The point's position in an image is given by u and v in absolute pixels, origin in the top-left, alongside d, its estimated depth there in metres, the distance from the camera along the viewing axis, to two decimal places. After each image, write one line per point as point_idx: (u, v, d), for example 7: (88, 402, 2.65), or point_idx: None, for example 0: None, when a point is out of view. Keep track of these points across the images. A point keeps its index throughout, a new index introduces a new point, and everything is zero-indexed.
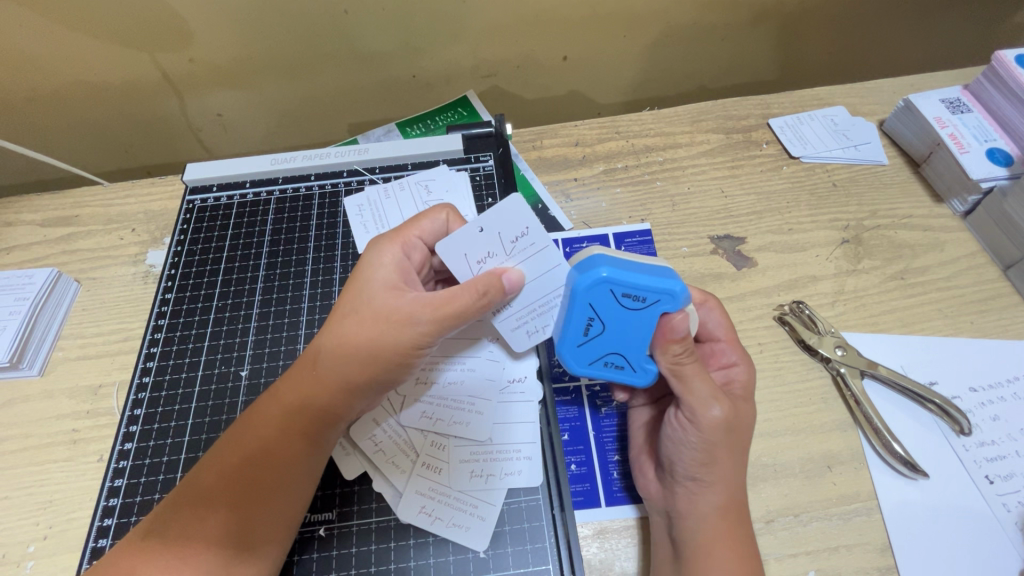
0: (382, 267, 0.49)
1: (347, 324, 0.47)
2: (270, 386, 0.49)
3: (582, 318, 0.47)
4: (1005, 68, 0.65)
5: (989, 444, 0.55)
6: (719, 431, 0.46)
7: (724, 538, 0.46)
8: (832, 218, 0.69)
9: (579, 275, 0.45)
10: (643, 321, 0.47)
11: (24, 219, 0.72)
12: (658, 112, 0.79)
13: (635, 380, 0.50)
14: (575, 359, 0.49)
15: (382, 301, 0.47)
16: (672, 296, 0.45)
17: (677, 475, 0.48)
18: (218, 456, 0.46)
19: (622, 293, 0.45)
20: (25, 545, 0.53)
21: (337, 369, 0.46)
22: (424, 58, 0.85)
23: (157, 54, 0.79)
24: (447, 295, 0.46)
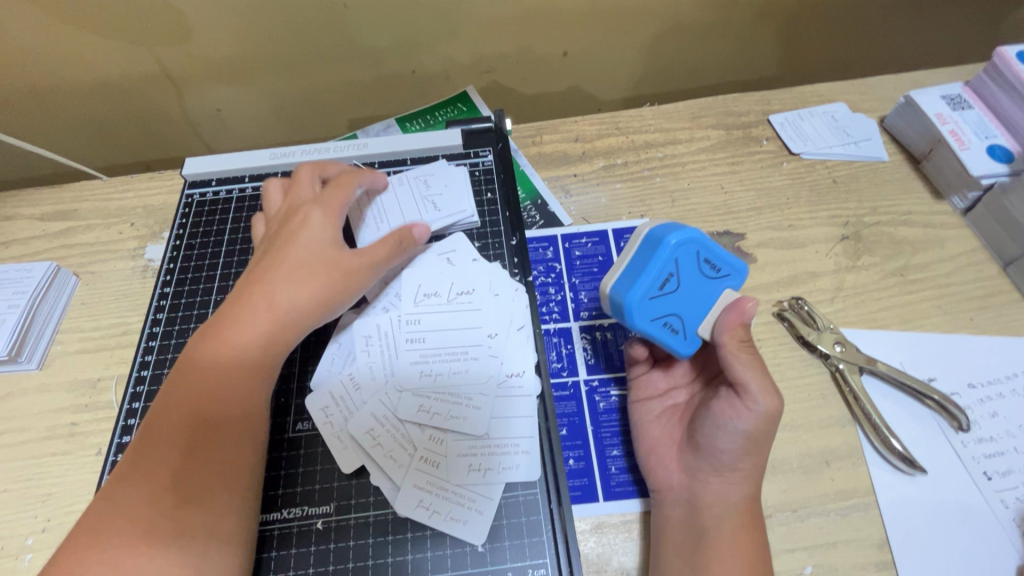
0: (317, 223, 0.55)
1: (278, 276, 0.51)
2: (187, 352, 0.50)
3: (663, 271, 0.48)
4: (1006, 64, 0.65)
5: (987, 440, 0.55)
6: (767, 420, 0.48)
7: (746, 525, 0.47)
8: (831, 215, 0.69)
9: (679, 231, 0.48)
10: (706, 293, 0.51)
11: (23, 214, 0.72)
12: (658, 108, 0.78)
13: (680, 348, 0.51)
14: (641, 311, 0.48)
15: (323, 253, 0.53)
16: (737, 273, 0.52)
17: (720, 464, 0.48)
18: (148, 434, 0.45)
19: (705, 259, 0.50)
20: (24, 538, 0.53)
21: (287, 309, 0.51)
22: (424, 53, 0.85)
23: (155, 49, 0.78)
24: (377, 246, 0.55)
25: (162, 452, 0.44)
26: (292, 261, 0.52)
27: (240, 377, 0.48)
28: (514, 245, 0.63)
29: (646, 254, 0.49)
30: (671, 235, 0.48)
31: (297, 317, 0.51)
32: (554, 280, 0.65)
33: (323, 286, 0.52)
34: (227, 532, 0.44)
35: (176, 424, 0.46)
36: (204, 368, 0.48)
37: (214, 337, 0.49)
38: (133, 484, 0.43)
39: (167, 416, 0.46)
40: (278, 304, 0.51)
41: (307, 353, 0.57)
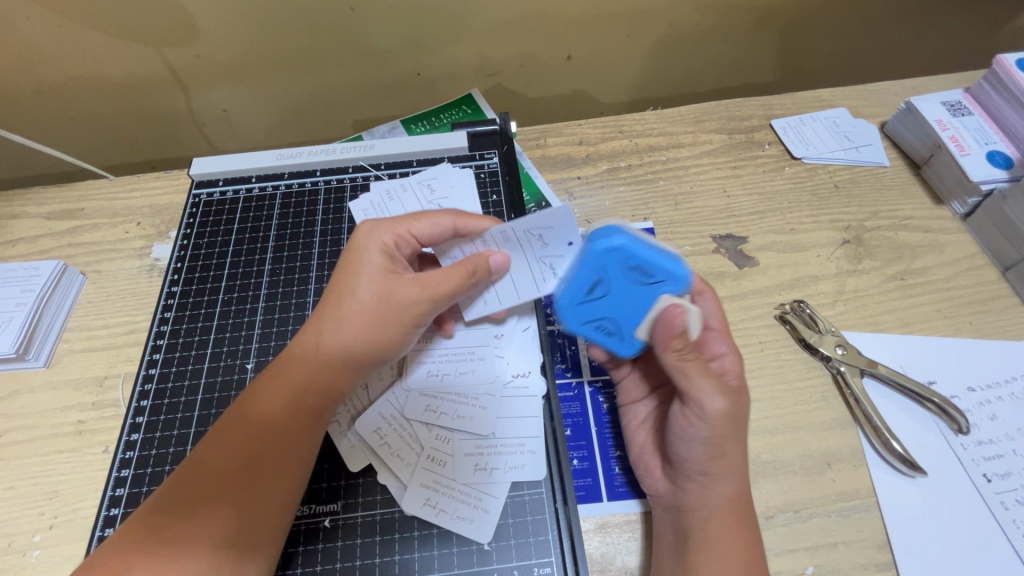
0: (374, 251, 0.52)
1: (346, 311, 0.49)
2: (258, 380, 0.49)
3: (588, 277, 0.50)
4: (1005, 71, 0.66)
5: (986, 443, 0.56)
6: (727, 424, 0.46)
7: (730, 529, 0.47)
8: (833, 219, 0.70)
9: (598, 237, 0.49)
10: (642, 298, 0.50)
11: (30, 212, 0.73)
12: (661, 112, 0.79)
13: (619, 350, 0.52)
14: (571, 315, 0.52)
15: (384, 290, 0.50)
16: (676, 279, 0.49)
17: (687, 471, 0.48)
18: (211, 456, 0.45)
19: (634, 264, 0.49)
20: (31, 534, 0.53)
21: (335, 349, 0.49)
22: (429, 55, 0.86)
23: (163, 49, 0.79)
24: (441, 276, 0.50)
25: (212, 472, 0.44)
26: (348, 295, 0.50)
27: (298, 414, 0.48)
28: None
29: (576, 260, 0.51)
30: (596, 239, 0.49)
31: (347, 357, 0.49)
32: None
33: (377, 326, 0.49)
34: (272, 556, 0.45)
35: (226, 447, 0.46)
36: (257, 393, 0.48)
37: (276, 372, 0.49)
38: (180, 503, 0.43)
39: (223, 436, 0.46)
40: (328, 341, 0.49)
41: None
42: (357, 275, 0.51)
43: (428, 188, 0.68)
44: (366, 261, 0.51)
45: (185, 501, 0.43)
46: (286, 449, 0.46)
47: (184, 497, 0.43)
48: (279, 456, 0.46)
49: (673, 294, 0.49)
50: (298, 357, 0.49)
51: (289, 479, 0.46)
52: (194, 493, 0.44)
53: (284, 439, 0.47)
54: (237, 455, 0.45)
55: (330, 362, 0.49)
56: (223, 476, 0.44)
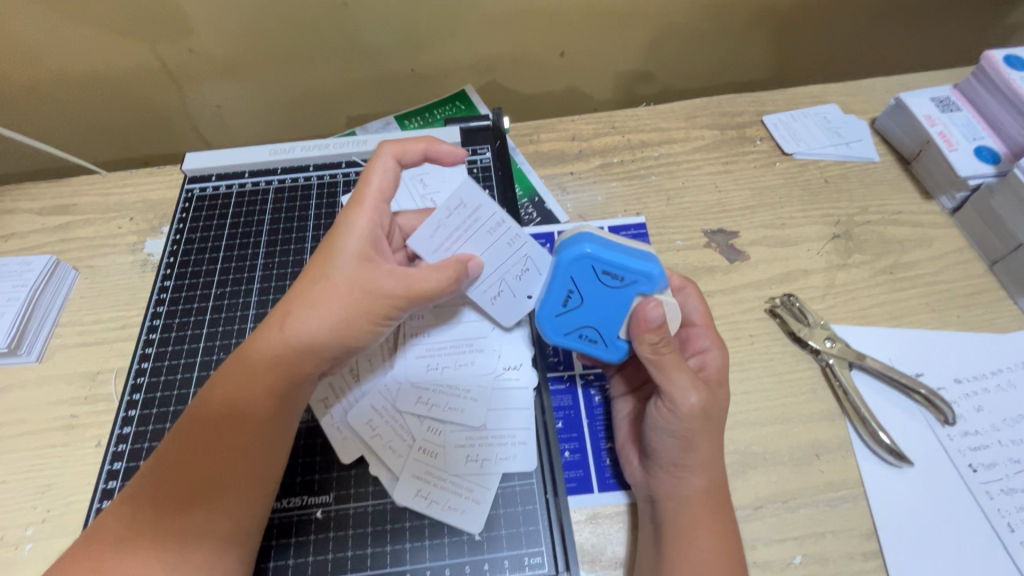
0: (351, 236, 0.50)
1: (313, 296, 0.47)
2: (223, 369, 0.48)
3: (561, 290, 0.50)
4: (993, 67, 0.66)
5: (972, 434, 0.56)
6: (697, 416, 0.47)
7: (704, 517, 0.47)
8: (823, 214, 0.71)
9: (565, 249, 0.48)
10: (618, 301, 0.50)
11: (22, 208, 0.73)
12: (654, 108, 0.79)
13: (605, 355, 0.53)
14: (552, 328, 0.52)
15: (360, 278, 0.48)
16: (649, 279, 0.48)
17: (661, 461, 0.49)
18: (178, 449, 0.45)
19: (603, 271, 0.48)
20: (23, 528, 0.53)
21: (302, 336, 0.47)
22: (422, 51, 0.86)
23: (156, 44, 0.79)
24: (422, 274, 0.49)
25: (181, 462, 0.44)
26: (320, 280, 0.48)
27: (263, 405, 0.46)
28: None
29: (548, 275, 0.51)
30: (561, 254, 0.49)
31: (315, 344, 0.47)
32: None
33: (347, 313, 0.47)
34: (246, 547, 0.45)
35: (197, 436, 0.45)
36: (223, 383, 0.47)
37: (240, 360, 0.47)
38: (153, 493, 0.43)
39: (195, 425, 0.46)
40: (292, 329, 0.47)
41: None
42: (331, 259, 0.49)
43: (421, 184, 0.68)
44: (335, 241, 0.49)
45: (155, 492, 0.43)
46: (259, 441, 0.46)
47: (157, 487, 0.44)
48: (250, 447, 0.45)
49: (648, 293, 0.49)
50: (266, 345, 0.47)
51: (261, 470, 0.46)
52: (166, 483, 0.44)
53: (256, 430, 0.46)
54: (209, 446, 0.45)
55: (299, 350, 0.47)
56: (194, 468, 0.44)
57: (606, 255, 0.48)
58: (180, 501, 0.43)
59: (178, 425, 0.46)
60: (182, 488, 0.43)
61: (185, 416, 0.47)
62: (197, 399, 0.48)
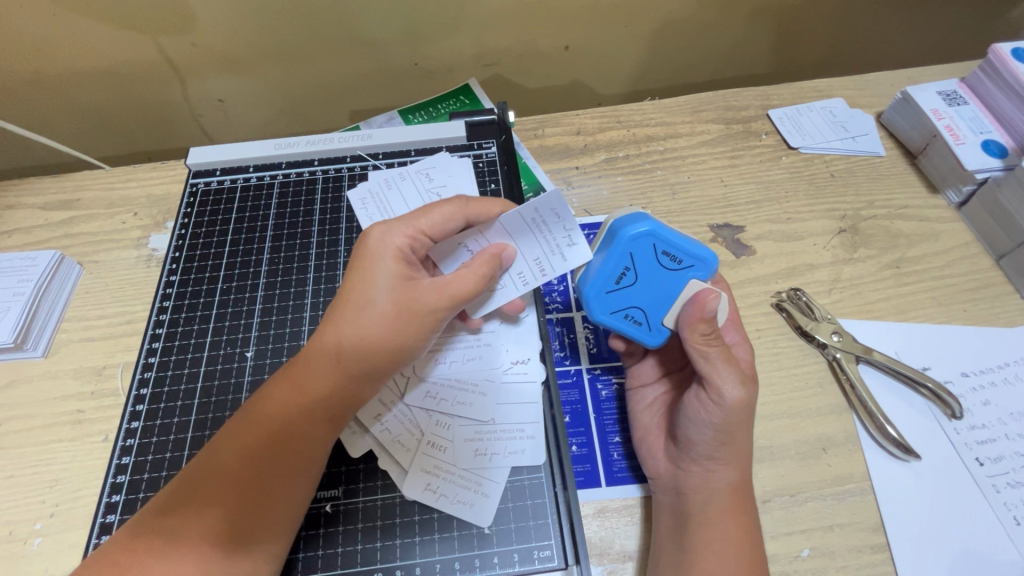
0: (389, 255, 0.50)
1: (365, 317, 0.48)
2: (277, 381, 0.48)
3: (618, 265, 0.50)
4: (1000, 60, 0.66)
5: (979, 428, 0.56)
6: (742, 411, 0.48)
7: (729, 514, 0.48)
8: (829, 208, 0.71)
9: (626, 225, 0.50)
10: (670, 284, 0.51)
11: (25, 203, 0.72)
12: (659, 102, 0.79)
13: (648, 339, 0.53)
14: (599, 305, 0.52)
15: (405, 297, 0.48)
16: (704, 263, 0.50)
17: (696, 454, 0.49)
18: (226, 458, 0.45)
19: (663, 251, 0.50)
20: (31, 523, 0.53)
21: (350, 357, 0.47)
22: (426, 46, 0.85)
23: (158, 38, 0.78)
24: (459, 280, 0.48)
25: (227, 469, 0.45)
26: (362, 298, 0.48)
27: (312, 425, 0.47)
28: None
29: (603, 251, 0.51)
30: (627, 229, 0.49)
31: (367, 368, 0.47)
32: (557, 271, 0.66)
33: (391, 331, 0.47)
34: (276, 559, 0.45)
35: (241, 445, 0.46)
36: (275, 398, 0.47)
37: (290, 375, 0.48)
38: (194, 498, 0.44)
39: (239, 434, 0.46)
40: (348, 351, 0.47)
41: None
42: (378, 278, 0.49)
43: (426, 178, 0.68)
44: (384, 263, 0.49)
45: (199, 500, 0.44)
46: (302, 453, 0.46)
47: (200, 493, 0.44)
48: (294, 461, 0.46)
49: (701, 279, 0.51)
50: (312, 362, 0.48)
51: (308, 484, 0.47)
52: (209, 489, 0.44)
53: (299, 443, 0.46)
54: (252, 455, 0.45)
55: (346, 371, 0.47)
56: (238, 476, 0.45)
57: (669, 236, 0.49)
58: (221, 509, 0.44)
59: (226, 432, 0.47)
60: (226, 495, 0.44)
61: (234, 424, 0.47)
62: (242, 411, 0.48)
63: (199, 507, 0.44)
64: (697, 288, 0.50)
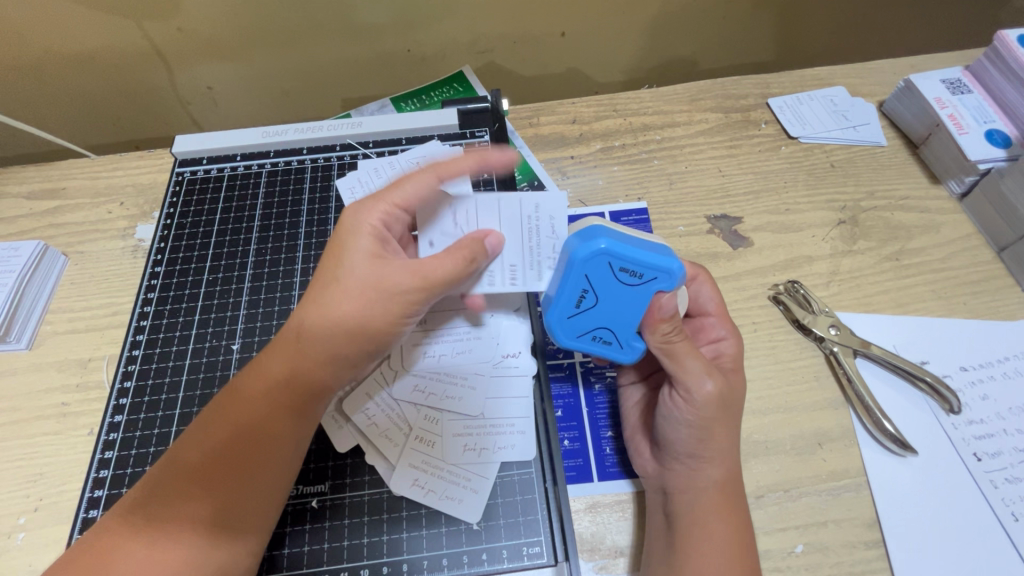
0: (362, 234, 0.48)
1: (332, 297, 0.45)
2: (247, 364, 0.47)
3: (576, 288, 0.48)
4: (1006, 48, 0.64)
5: (977, 423, 0.55)
6: (714, 406, 0.47)
7: (719, 511, 0.46)
8: (828, 199, 0.69)
9: (580, 244, 0.46)
10: (634, 300, 0.48)
11: (10, 192, 0.71)
12: (657, 90, 0.77)
13: (620, 356, 0.51)
14: (564, 329, 0.50)
15: (377, 274, 0.46)
16: (668, 274, 0.46)
17: (674, 453, 0.48)
18: (193, 446, 0.44)
19: (620, 267, 0.46)
20: (16, 517, 0.53)
21: (318, 340, 0.45)
22: (419, 32, 0.83)
23: (144, 23, 0.76)
24: (437, 264, 0.46)
25: (195, 466, 0.43)
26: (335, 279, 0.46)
27: (276, 410, 0.45)
28: None
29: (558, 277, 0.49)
30: (577, 251, 0.46)
31: (331, 349, 0.45)
32: None
33: (364, 313, 0.45)
34: (246, 549, 0.44)
35: (206, 435, 0.44)
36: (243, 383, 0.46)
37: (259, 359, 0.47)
38: (161, 491, 0.43)
39: (207, 427, 0.45)
40: (312, 333, 0.45)
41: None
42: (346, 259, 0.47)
43: (417, 167, 0.66)
44: (354, 245, 0.47)
45: (167, 491, 0.43)
46: (266, 441, 0.44)
47: (169, 490, 0.43)
48: (265, 451, 0.44)
49: (667, 291, 0.47)
50: (279, 347, 0.46)
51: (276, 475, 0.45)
52: (177, 486, 0.43)
53: (269, 432, 0.45)
54: (219, 447, 0.44)
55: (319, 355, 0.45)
56: (205, 471, 0.43)
57: (623, 250, 0.46)
58: (190, 500, 0.42)
59: (198, 418, 0.46)
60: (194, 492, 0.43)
61: (205, 410, 0.46)
62: (213, 401, 0.46)
63: (167, 504, 0.42)
64: (663, 301, 0.47)
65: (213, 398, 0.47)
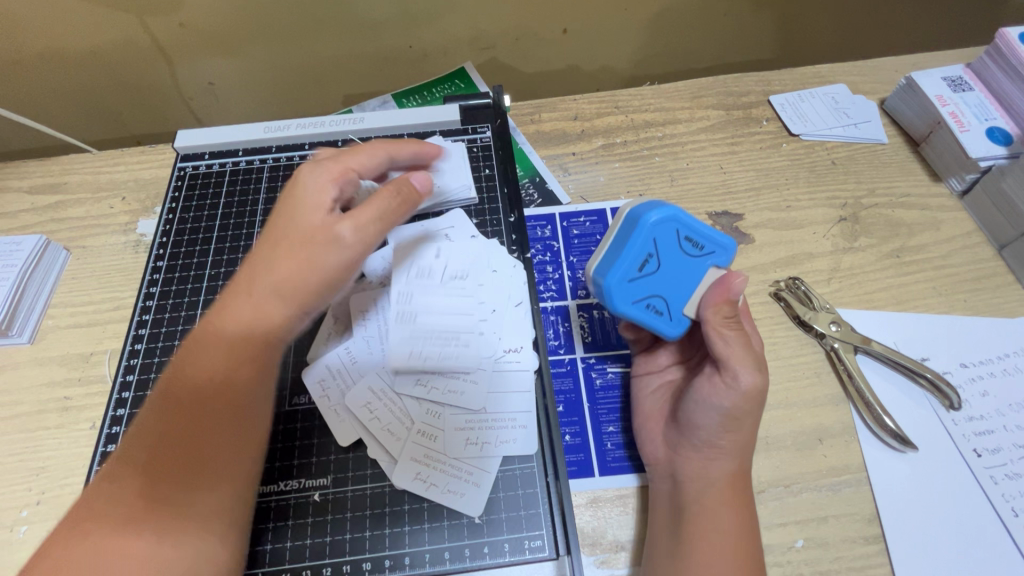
0: (307, 190, 0.50)
1: (288, 267, 0.47)
2: (190, 356, 0.47)
3: (642, 249, 0.48)
4: (1008, 45, 0.65)
5: (978, 419, 0.56)
6: (753, 399, 0.47)
7: (727, 502, 0.47)
8: (829, 196, 0.69)
9: (654, 210, 0.48)
10: (690, 273, 0.50)
11: (10, 187, 0.71)
12: (658, 87, 0.77)
13: (667, 329, 0.50)
14: (621, 294, 0.48)
15: (314, 221, 0.49)
16: (723, 250, 0.50)
17: (694, 437, 0.48)
18: (143, 441, 0.43)
19: (685, 237, 0.49)
20: (18, 510, 0.53)
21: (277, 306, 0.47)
22: (421, 28, 0.83)
23: (145, 17, 0.76)
24: (365, 210, 0.49)
25: (149, 438, 0.43)
26: (276, 236, 0.49)
27: (232, 385, 0.45)
28: (512, 221, 0.63)
29: (623, 237, 0.49)
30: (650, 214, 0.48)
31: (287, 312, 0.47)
32: (551, 258, 0.65)
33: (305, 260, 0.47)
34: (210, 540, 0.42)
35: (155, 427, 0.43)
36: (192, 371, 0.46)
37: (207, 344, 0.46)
38: (115, 491, 0.41)
39: (157, 402, 0.44)
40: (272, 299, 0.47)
41: (300, 357, 0.55)
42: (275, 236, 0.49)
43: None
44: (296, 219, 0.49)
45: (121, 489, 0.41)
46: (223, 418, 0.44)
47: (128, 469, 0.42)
48: (225, 407, 0.44)
49: (719, 266, 0.51)
50: (232, 326, 0.46)
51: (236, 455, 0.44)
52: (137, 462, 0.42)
53: (222, 410, 0.44)
54: (172, 435, 0.43)
55: (271, 293, 0.47)
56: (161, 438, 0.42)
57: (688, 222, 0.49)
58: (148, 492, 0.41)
59: (142, 419, 0.44)
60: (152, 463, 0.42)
61: (147, 410, 0.45)
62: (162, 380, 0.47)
63: (122, 504, 0.40)
64: (716, 275, 0.50)
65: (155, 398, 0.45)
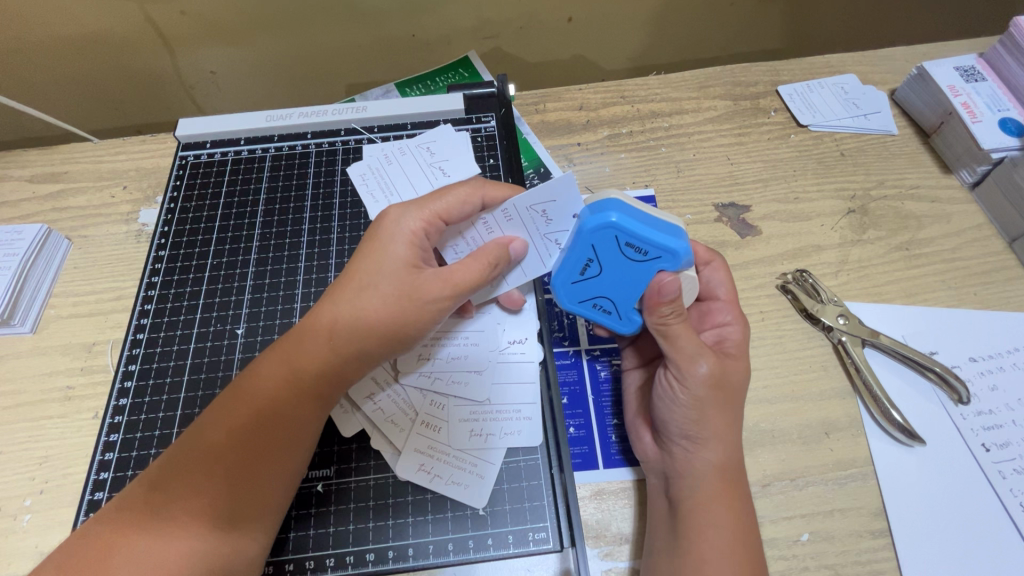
0: (401, 240, 0.48)
1: (353, 317, 0.45)
2: (245, 387, 0.45)
3: (581, 257, 0.48)
4: (1022, 33, 0.63)
5: (986, 413, 0.55)
6: (708, 387, 0.47)
7: (721, 497, 0.46)
8: (838, 188, 0.68)
9: (589, 216, 0.46)
10: (637, 275, 0.48)
11: (12, 175, 0.70)
12: (665, 77, 0.76)
13: (619, 327, 0.52)
14: (567, 294, 0.51)
15: (409, 272, 0.46)
16: (672, 255, 0.46)
17: (671, 434, 0.48)
18: (189, 463, 0.43)
19: (626, 242, 0.46)
20: (21, 499, 0.53)
21: (340, 359, 0.45)
22: (424, 17, 0.82)
23: (146, 5, 0.76)
24: (464, 271, 0.47)
25: (198, 456, 0.43)
26: (364, 272, 0.47)
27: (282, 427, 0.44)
28: None
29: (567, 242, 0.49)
30: (585, 221, 0.46)
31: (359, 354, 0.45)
32: None
33: (388, 321, 0.45)
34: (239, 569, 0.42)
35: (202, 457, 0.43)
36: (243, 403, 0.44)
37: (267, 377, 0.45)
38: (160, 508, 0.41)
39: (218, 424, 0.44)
40: (335, 338, 0.45)
41: None
42: (356, 281, 0.46)
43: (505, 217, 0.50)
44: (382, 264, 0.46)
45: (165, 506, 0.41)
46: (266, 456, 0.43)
47: (173, 489, 0.42)
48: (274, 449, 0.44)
49: (671, 271, 0.47)
50: (288, 366, 0.45)
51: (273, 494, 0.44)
52: (183, 482, 0.42)
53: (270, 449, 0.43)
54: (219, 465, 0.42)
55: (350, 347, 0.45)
56: (213, 467, 0.42)
57: (633, 228, 0.46)
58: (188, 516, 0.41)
59: (192, 442, 0.44)
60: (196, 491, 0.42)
61: (196, 434, 0.44)
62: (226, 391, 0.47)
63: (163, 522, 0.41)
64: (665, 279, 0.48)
65: (208, 426, 0.44)
